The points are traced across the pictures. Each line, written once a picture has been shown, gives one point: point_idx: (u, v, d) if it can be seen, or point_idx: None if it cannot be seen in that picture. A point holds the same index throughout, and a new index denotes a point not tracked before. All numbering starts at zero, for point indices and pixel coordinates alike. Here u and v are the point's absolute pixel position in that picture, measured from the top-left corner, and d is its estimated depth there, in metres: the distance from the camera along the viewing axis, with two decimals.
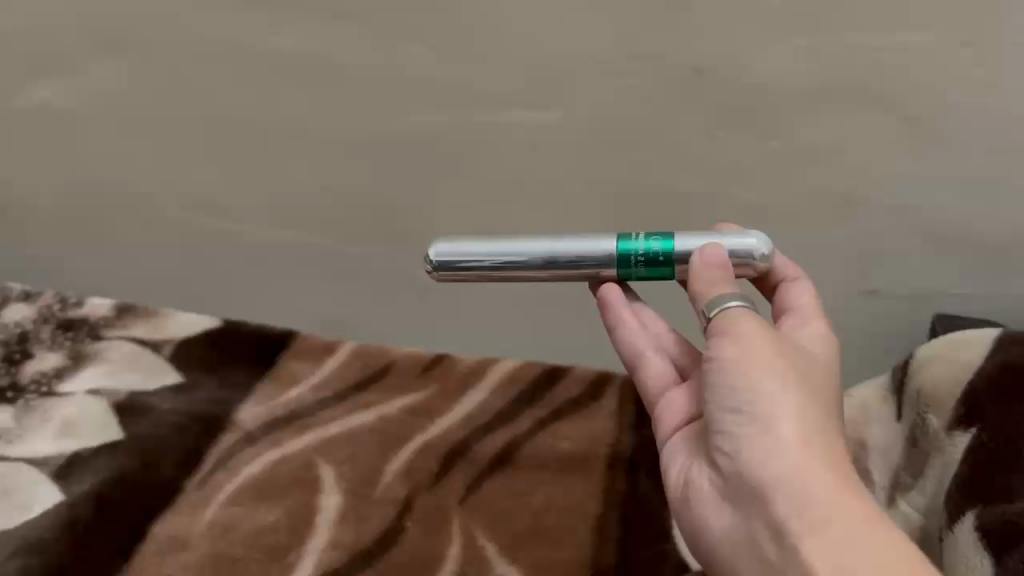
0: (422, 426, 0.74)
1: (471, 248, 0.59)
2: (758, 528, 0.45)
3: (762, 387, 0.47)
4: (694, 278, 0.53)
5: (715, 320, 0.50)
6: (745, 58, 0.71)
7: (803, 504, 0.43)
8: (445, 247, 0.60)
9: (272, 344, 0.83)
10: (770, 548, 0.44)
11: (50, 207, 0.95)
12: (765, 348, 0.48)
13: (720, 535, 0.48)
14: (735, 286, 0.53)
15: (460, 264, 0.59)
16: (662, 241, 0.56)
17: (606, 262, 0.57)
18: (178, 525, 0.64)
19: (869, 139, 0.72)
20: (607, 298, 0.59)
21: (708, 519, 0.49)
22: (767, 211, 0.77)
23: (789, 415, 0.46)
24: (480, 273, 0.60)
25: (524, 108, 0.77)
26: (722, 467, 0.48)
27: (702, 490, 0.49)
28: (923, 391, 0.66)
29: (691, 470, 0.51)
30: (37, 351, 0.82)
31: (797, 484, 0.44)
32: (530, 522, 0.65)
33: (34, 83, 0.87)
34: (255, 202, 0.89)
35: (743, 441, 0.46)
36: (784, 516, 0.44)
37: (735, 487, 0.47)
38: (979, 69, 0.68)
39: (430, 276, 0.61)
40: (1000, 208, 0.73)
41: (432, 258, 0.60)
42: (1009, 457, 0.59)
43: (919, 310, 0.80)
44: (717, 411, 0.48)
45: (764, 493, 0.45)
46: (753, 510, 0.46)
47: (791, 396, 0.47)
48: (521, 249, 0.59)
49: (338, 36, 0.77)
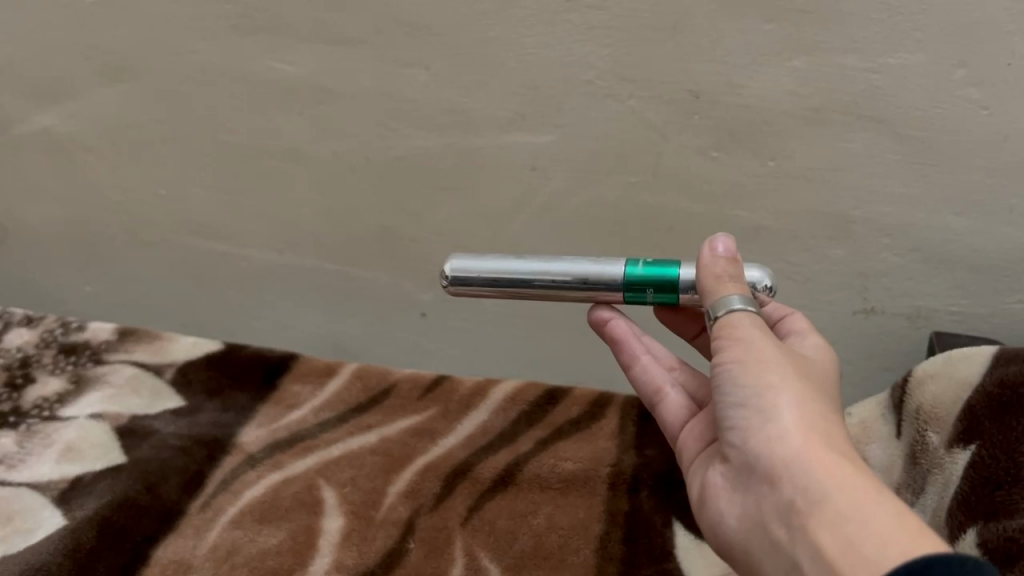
0: (424, 447, 0.74)
1: (485, 266, 0.60)
2: (768, 514, 0.44)
3: (763, 380, 0.47)
4: (704, 272, 0.53)
5: (717, 323, 0.51)
6: (740, 80, 0.71)
7: (806, 483, 0.42)
8: (462, 263, 0.61)
9: (273, 367, 0.83)
10: (779, 531, 0.43)
11: (54, 231, 0.96)
12: (765, 346, 0.49)
13: (737, 529, 0.47)
14: (744, 283, 0.53)
15: (473, 280, 0.61)
16: (669, 268, 0.56)
17: (613, 286, 0.58)
18: (179, 548, 0.65)
19: (864, 159, 0.73)
20: (617, 331, 0.62)
21: (724, 516, 0.48)
22: (762, 232, 0.78)
23: (792, 405, 0.46)
24: (494, 290, 0.61)
25: (521, 131, 0.77)
26: (736, 463, 0.48)
27: (719, 491, 0.49)
28: (922, 409, 0.66)
29: (709, 473, 0.51)
30: (39, 376, 0.82)
31: (800, 464, 0.43)
32: (533, 543, 0.65)
33: (36, 110, 0.87)
34: (258, 226, 0.90)
35: (749, 434, 0.46)
36: (790, 498, 0.43)
37: (748, 480, 0.47)
38: (972, 89, 0.68)
39: (446, 290, 0.63)
40: (995, 226, 0.74)
41: (447, 273, 0.61)
42: (1008, 474, 0.59)
43: (917, 326, 0.81)
44: (724, 409, 0.48)
45: (772, 479, 0.44)
46: (764, 498, 0.45)
47: (793, 389, 0.47)
48: (532, 267, 0.59)
49: (335, 60, 0.77)
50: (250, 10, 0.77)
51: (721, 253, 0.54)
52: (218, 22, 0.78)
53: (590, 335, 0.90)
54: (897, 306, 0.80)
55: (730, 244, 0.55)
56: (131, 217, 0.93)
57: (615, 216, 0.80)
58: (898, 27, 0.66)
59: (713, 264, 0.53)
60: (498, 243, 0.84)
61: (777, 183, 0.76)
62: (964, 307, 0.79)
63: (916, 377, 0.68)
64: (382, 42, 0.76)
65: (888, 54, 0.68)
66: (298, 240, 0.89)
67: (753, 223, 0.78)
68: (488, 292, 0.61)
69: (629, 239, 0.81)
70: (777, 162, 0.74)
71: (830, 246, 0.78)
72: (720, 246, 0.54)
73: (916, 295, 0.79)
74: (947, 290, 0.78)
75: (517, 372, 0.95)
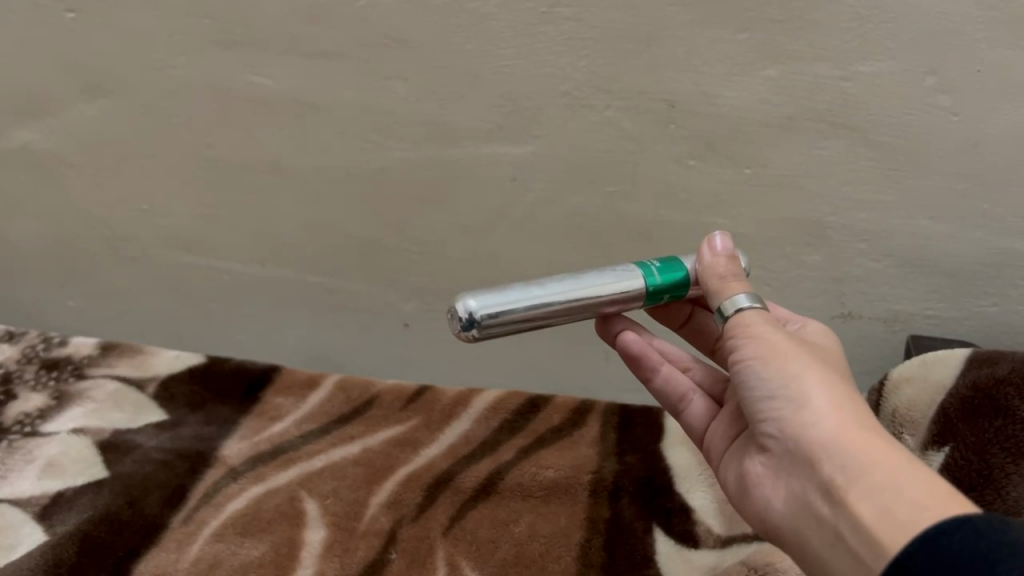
0: (406, 457, 0.75)
1: (512, 300, 0.55)
2: (811, 494, 0.45)
3: (786, 370, 0.48)
4: (708, 273, 0.57)
5: (730, 322, 0.52)
6: (714, 90, 0.72)
7: (841, 460, 0.43)
8: (485, 302, 0.54)
9: (256, 379, 0.83)
10: (822, 509, 0.44)
11: (34, 247, 0.95)
12: (781, 339, 0.50)
13: (783, 513, 0.48)
14: (745, 280, 0.56)
15: (501, 317, 0.55)
16: (675, 266, 0.59)
17: (638, 294, 0.58)
18: (160, 562, 0.65)
19: (838, 166, 0.74)
20: (634, 345, 0.61)
21: (771, 503, 0.49)
22: (738, 239, 0.80)
23: (817, 388, 0.47)
24: (522, 323, 0.56)
25: (500, 142, 0.78)
26: (774, 450, 0.49)
27: (762, 479, 0.50)
28: (899, 412, 0.68)
29: (750, 464, 0.52)
30: (21, 392, 0.82)
31: (832, 443, 0.44)
32: (515, 551, 0.66)
33: (14, 126, 0.86)
34: (241, 239, 0.90)
35: (782, 421, 0.47)
36: (828, 476, 0.44)
37: (788, 464, 0.47)
38: (943, 96, 0.69)
39: (459, 335, 0.55)
40: (966, 231, 0.76)
41: (470, 315, 0.54)
42: (981, 476, 0.63)
43: (895, 329, 0.83)
44: (753, 401, 0.49)
45: (809, 460, 0.45)
46: (805, 480, 0.46)
47: (817, 374, 0.48)
48: (556, 292, 0.56)
49: (315, 74, 0.77)
50: (230, 25, 0.76)
51: (721, 252, 0.57)
52: (197, 37, 0.77)
53: (573, 343, 0.91)
54: (874, 309, 0.82)
55: (727, 242, 0.58)
56: (113, 231, 0.92)
57: (594, 225, 0.81)
58: (868, 36, 0.67)
59: (716, 265, 0.57)
60: (481, 253, 0.85)
61: (754, 191, 0.77)
62: (940, 310, 0.81)
63: (893, 379, 0.69)
64: (361, 55, 0.75)
65: (861, 62, 0.69)
66: (281, 253, 0.90)
67: (731, 230, 0.79)
68: (514, 326, 0.56)
69: (609, 248, 0.82)
70: (753, 169, 0.75)
71: (807, 253, 0.80)
72: (719, 244, 0.57)
73: (892, 300, 0.81)
74: (921, 294, 0.80)
75: (501, 380, 0.96)
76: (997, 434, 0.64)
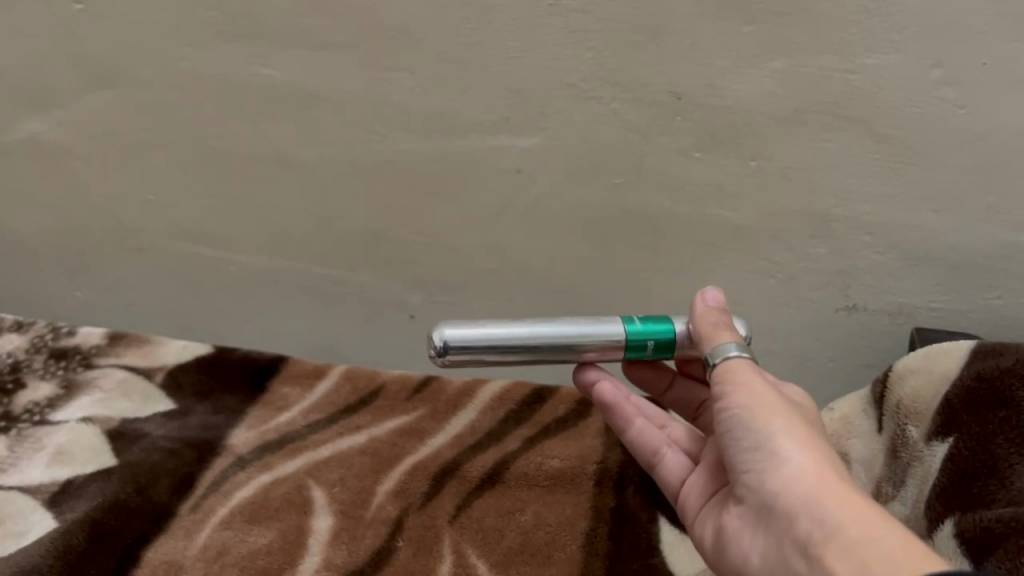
0: (412, 446, 0.75)
1: (483, 332, 0.57)
2: (786, 546, 0.46)
3: (770, 423, 0.49)
4: (699, 321, 0.59)
5: (719, 372, 0.54)
6: (720, 82, 0.72)
7: (819, 514, 0.44)
8: (456, 331, 0.57)
9: (261, 369, 0.83)
10: (796, 562, 0.44)
11: (43, 237, 0.96)
12: (768, 393, 0.51)
13: (758, 565, 0.48)
14: (734, 329, 0.58)
15: (469, 347, 0.57)
16: (663, 322, 0.60)
17: (614, 343, 0.59)
18: (169, 549, 0.65)
19: (844, 158, 0.74)
20: (607, 395, 0.63)
21: (747, 555, 0.49)
22: (742, 231, 0.80)
23: (799, 445, 0.48)
24: (492, 355, 0.58)
25: (506, 134, 0.78)
26: (751, 502, 0.49)
27: (739, 532, 0.51)
28: (901, 403, 0.70)
29: (727, 517, 0.52)
30: (30, 380, 0.82)
31: (812, 498, 0.45)
32: (521, 539, 0.67)
33: (22, 118, 0.87)
34: (247, 231, 0.90)
35: (763, 473, 0.48)
36: (804, 529, 0.44)
37: (764, 517, 0.48)
38: (949, 89, 0.69)
39: (430, 358, 0.58)
40: (970, 224, 0.76)
41: (440, 341, 0.56)
42: (982, 467, 0.63)
43: (899, 322, 0.83)
44: (737, 452, 0.50)
45: (786, 513, 0.46)
46: (780, 533, 0.46)
47: (799, 431, 0.49)
48: (527, 330, 0.58)
49: (323, 66, 0.78)
50: (238, 18, 0.76)
51: (712, 304, 0.60)
52: (206, 29, 0.78)
53: None
54: (877, 303, 0.82)
55: (718, 297, 0.61)
56: (121, 222, 0.93)
57: (599, 217, 0.82)
58: (874, 28, 0.68)
59: (708, 315, 0.59)
60: (486, 246, 0.86)
61: (759, 183, 0.77)
62: (945, 304, 0.81)
63: (897, 371, 0.71)
64: (368, 48, 0.76)
65: (867, 55, 0.69)
66: (287, 246, 0.90)
67: (736, 222, 0.79)
68: (485, 358, 0.58)
69: (614, 240, 0.83)
70: (759, 162, 0.76)
71: (811, 246, 0.80)
72: (711, 298, 0.60)
73: (896, 293, 0.81)
74: (925, 287, 0.80)
75: (505, 372, 0.96)
76: (1002, 425, 0.63)
